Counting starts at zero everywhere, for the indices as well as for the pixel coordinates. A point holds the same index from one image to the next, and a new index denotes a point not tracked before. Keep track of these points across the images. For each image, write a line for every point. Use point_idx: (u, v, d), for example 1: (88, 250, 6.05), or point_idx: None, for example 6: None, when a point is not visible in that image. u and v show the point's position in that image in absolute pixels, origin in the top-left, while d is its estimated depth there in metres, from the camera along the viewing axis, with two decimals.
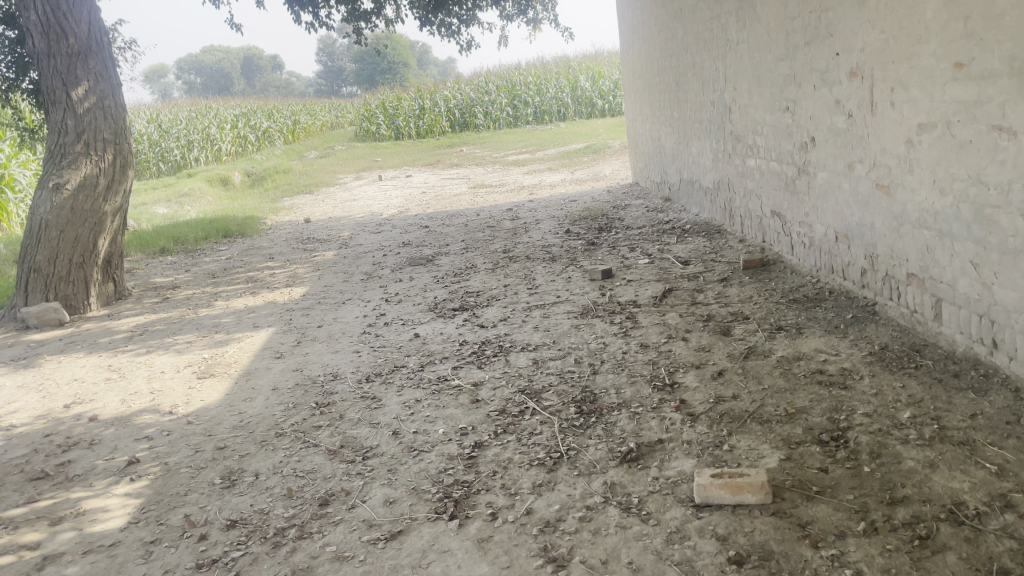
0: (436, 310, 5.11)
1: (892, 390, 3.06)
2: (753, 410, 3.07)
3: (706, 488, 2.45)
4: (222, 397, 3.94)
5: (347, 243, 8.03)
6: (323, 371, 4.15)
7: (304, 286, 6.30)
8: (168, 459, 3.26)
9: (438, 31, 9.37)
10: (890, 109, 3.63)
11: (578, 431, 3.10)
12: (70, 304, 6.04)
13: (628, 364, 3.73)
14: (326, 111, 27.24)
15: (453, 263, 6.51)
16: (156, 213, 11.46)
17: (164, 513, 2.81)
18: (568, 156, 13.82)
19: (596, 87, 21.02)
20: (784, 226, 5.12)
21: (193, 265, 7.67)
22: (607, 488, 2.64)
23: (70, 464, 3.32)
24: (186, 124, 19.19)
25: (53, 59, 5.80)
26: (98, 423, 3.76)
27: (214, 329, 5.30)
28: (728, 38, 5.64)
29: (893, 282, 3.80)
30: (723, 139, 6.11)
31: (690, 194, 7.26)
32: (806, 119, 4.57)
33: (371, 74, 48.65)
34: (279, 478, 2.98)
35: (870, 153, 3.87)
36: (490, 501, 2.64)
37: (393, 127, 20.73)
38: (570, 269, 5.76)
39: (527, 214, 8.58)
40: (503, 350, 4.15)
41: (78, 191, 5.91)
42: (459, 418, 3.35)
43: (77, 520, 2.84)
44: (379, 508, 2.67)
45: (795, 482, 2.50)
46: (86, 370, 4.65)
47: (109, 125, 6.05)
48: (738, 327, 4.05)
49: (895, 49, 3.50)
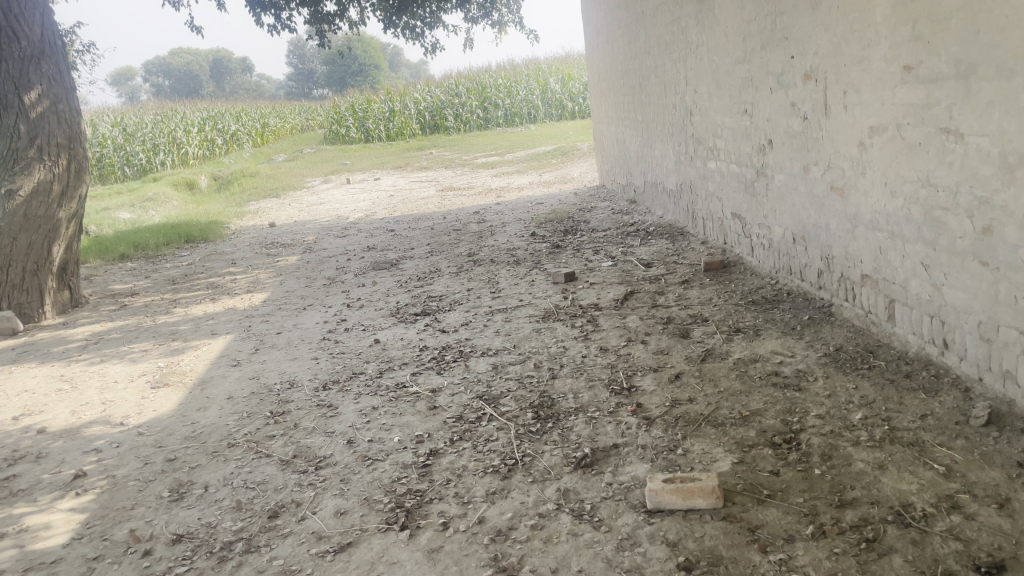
0: (398, 315, 5.06)
1: (845, 391, 3.08)
2: (707, 413, 3.07)
3: (658, 493, 2.43)
4: (175, 407, 3.87)
5: (311, 248, 7.94)
6: (280, 379, 4.09)
7: (265, 292, 6.22)
8: (116, 472, 3.19)
9: (402, 34, 9.33)
10: (844, 111, 3.65)
11: (534, 437, 3.07)
12: (24, 313, 5.91)
13: (587, 368, 3.71)
14: (294, 113, 26.99)
15: (417, 267, 6.46)
16: (118, 218, 11.28)
17: (109, 528, 2.74)
18: (537, 158, 13.80)
19: (567, 90, 21.07)
20: (744, 228, 5.15)
21: (153, 272, 7.53)
22: (560, 495, 2.62)
23: (15, 479, 3.23)
24: (151, 127, 18.88)
25: (4, 63, 5.68)
26: (46, 435, 3.67)
27: (171, 336, 5.21)
28: (689, 41, 5.66)
29: (848, 283, 3.83)
30: (685, 141, 6.13)
31: (655, 197, 7.28)
32: (764, 121, 4.59)
33: (341, 77, 48.42)
34: (229, 490, 2.93)
35: (825, 155, 3.89)
36: (442, 511, 2.61)
37: (363, 129, 20.63)
38: (533, 273, 5.74)
39: (493, 217, 8.55)
40: (463, 355, 4.12)
41: (31, 198, 5.79)
42: (415, 425, 3.32)
43: (18, 537, 2.76)
44: (330, 520, 2.63)
45: (746, 486, 2.49)
46: (37, 381, 4.54)
47: (63, 129, 5.92)
48: (697, 329, 4.06)
49: (847, 52, 3.53)
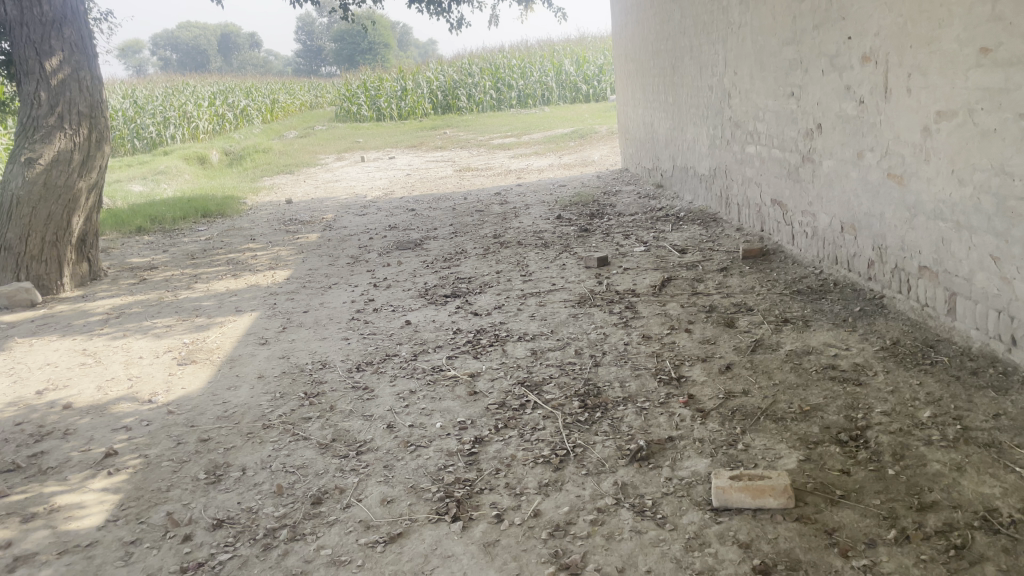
0: (427, 296, 4.93)
1: (909, 387, 2.95)
2: (765, 406, 2.95)
3: (725, 491, 2.32)
4: (205, 385, 3.77)
5: (331, 226, 7.80)
6: (311, 359, 3.98)
7: (288, 269, 6.10)
8: (148, 451, 3.08)
9: (427, 9, 9.14)
10: (907, 95, 3.50)
11: (583, 427, 2.95)
12: (43, 284, 5.79)
13: (631, 356, 3.59)
14: (304, 91, 26.73)
15: (442, 248, 6.33)
16: (132, 191, 11.19)
17: (145, 511, 2.64)
18: (553, 141, 13.60)
19: (581, 72, 20.78)
20: (785, 215, 5.00)
21: (170, 246, 7.43)
22: (619, 489, 2.50)
23: (43, 456, 3.12)
24: (163, 100, 18.74)
25: (25, 28, 5.54)
26: (74, 411, 3.57)
27: (194, 312, 5.10)
28: (730, 21, 5.49)
29: (903, 275, 3.70)
30: (721, 125, 5.97)
31: (684, 181, 7.13)
32: (813, 105, 4.44)
33: (351, 54, 47.99)
34: (268, 474, 2.82)
35: (883, 141, 3.74)
36: (495, 502, 2.50)
37: (375, 107, 20.46)
38: (564, 256, 5.61)
39: (515, 199, 8.39)
40: (499, 339, 3.99)
41: (51, 166, 5.65)
42: (457, 411, 3.20)
43: (50, 518, 2.65)
44: (377, 508, 2.52)
45: (817, 485, 2.38)
46: (60, 354, 4.44)
47: (84, 97, 5.78)
48: (743, 318, 3.93)
49: (914, 33, 3.37)
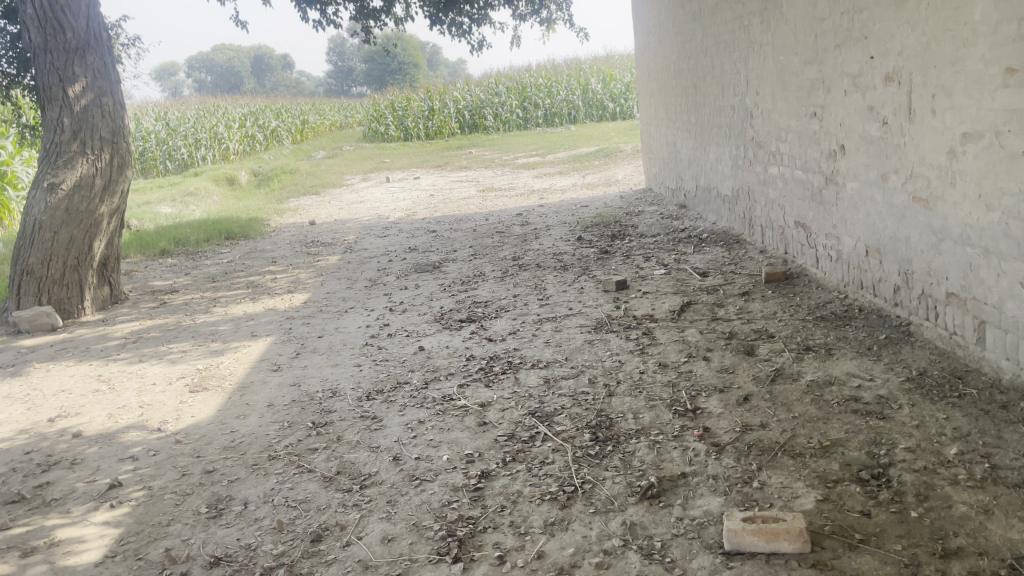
0: (442, 321, 4.87)
1: (935, 422, 2.82)
2: (783, 441, 2.83)
3: (738, 533, 2.22)
4: (214, 413, 3.73)
5: (352, 248, 7.79)
6: (322, 387, 3.93)
7: (306, 293, 6.08)
8: (152, 483, 3.04)
9: (449, 31, 9.16)
10: (931, 116, 3.39)
11: (592, 461, 2.86)
12: (64, 308, 5.83)
13: (646, 386, 3.48)
14: (334, 111, 26.98)
15: (461, 270, 6.28)
16: (160, 212, 11.30)
17: (144, 546, 2.59)
18: (578, 160, 13.52)
19: (608, 90, 20.68)
20: (809, 238, 4.88)
21: (193, 268, 7.47)
22: (626, 529, 2.41)
23: (48, 486, 3.09)
24: (194, 122, 19.00)
25: (49, 55, 5.60)
26: (82, 440, 3.55)
27: (210, 337, 5.08)
28: (751, 40, 5.41)
29: (930, 301, 3.56)
30: (743, 145, 5.87)
31: (707, 202, 7.01)
32: (836, 125, 4.32)
33: (380, 75, 48.39)
34: (270, 509, 2.76)
35: (907, 163, 3.62)
36: (498, 542, 2.41)
37: (402, 127, 20.58)
38: (582, 279, 5.52)
39: (537, 219, 8.33)
40: (512, 366, 3.91)
41: (74, 192, 5.70)
42: (465, 443, 3.12)
43: (49, 552, 2.61)
44: (377, 547, 2.45)
45: (835, 528, 2.26)
46: (75, 380, 4.44)
47: (106, 123, 5.83)
48: (763, 346, 3.81)
49: (937, 53, 3.26)
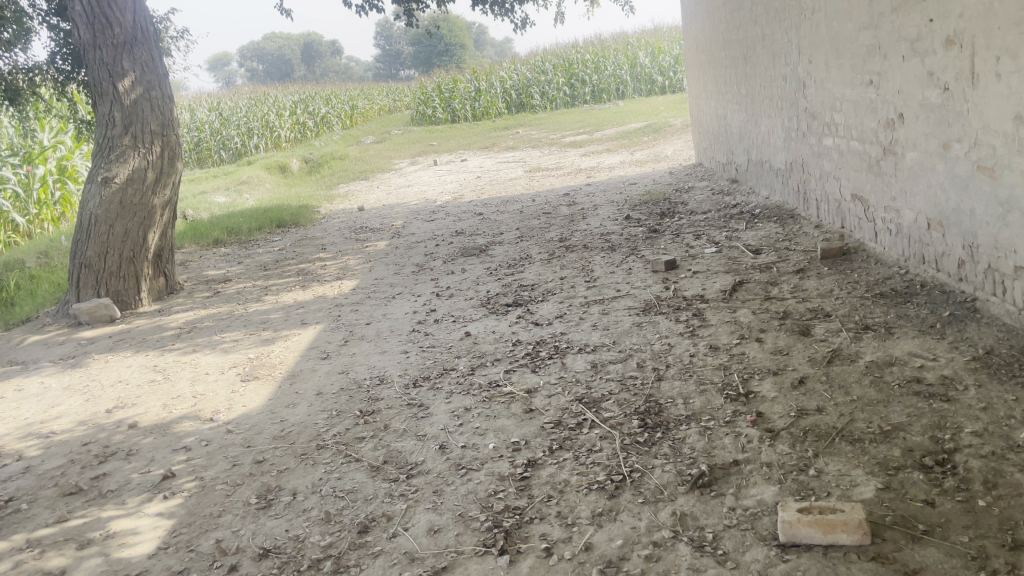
0: (489, 306, 4.83)
1: (1003, 403, 2.68)
2: (841, 426, 2.72)
3: (793, 525, 2.14)
4: (265, 402, 3.77)
5: (400, 233, 7.80)
6: (369, 374, 3.93)
7: (355, 279, 6.11)
8: (204, 474, 3.07)
9: (491, 10, 9.05)
10: (996, 81, 3.20)
11: (641, 449, 2.79)
12: (122, 300, 5.97)
13: (697, 370, 3.39)
14: (381, 95, 27.05)
15: (508, 253, 6.23)
16: (214, 202, 11.49)
17: (195, 537, 2.62)
18: (626, 136, 13.29)
19: (656, 64, 20.29)
20: (866, 211, 4.69)
21: (245, 257, 7.57)
22: (677, 520, 2.34)
23: (105, 478, 3.15)
24: (246, 111, 19.25)
25: (98, 51, 5.70)
26: (138, 431, 3.61)
27: (262, 325, 5.14)
28: (803, 7, 5.20)
29: (997, 276, 3.38)
30: (796, 116, 5.67)
31: (759, 175, 6.82)
32: (893, 93, 4.13)
33: (427, 57, 48.34)
34: (318, 499, 2.77)
35: (970, 131, 3.44)
36: (545, 533, 2.37)
37: (449, 109, 20.55)
38: (630, 260, 5.42)
39: (584, 199, 8.21)
40: (559, 351, 3.85)
41: (127, 185, 5.79)
42: (511, 431, 3.08)
43: (105, 544, 2.66)
44: (422, 538, 2.43)
45: (897, 518, 2.16)
46: (132, 371, 4.53)
47: (156, 116, 5.91)
48: (819, 326, 3.68)
49: (1002, 13, 3.07)
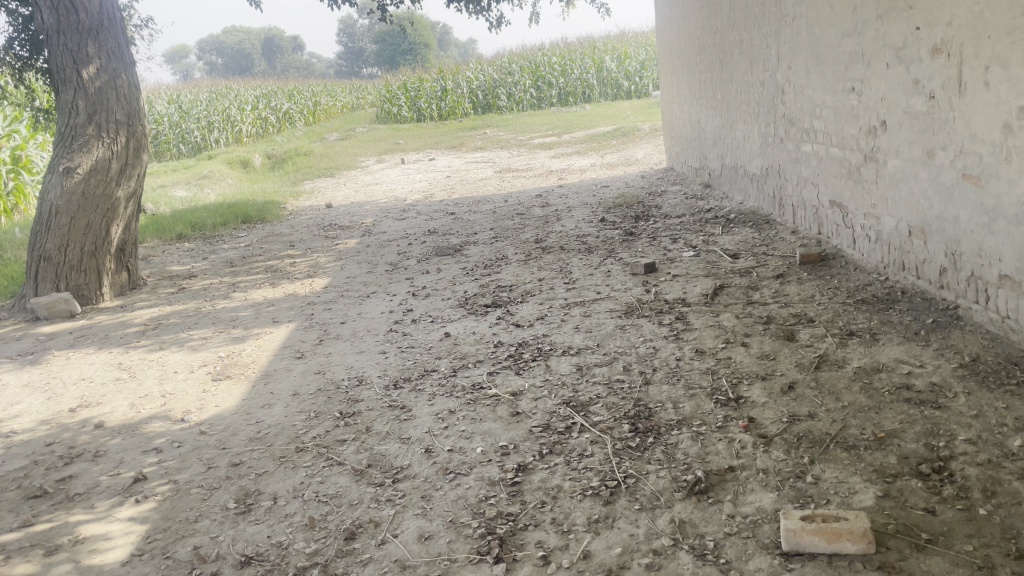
0: (467, 306, 4.75)
1: (993, 411, 2.69)
2: (834, 432, 2.71)
3: (797, 534, 2.10)
4: (239, 403, 3.64)
5: (370, 231, 7.68)
6: (347, 375, 3.83)
7: (326, 277, 5.98)
8: (178, 477, 2.95)
9: (466, 8, 8.97)
10: (984, 90, 3.22)
11: (634, 454, 2.74)
12: (81, 295, 5.77)
13: (684, 373, 3.36)
14: (346, 92, 26.76)
15: (483, 253, 6.15)
16: (175, 196, 11.19)
17: (171, 544, 2.50)
18: (595, 139, 13.30)
19: (622, 68, 20.37)
20: (845, 218, 4.72)
21: (210, 253, 7.38)
22: (675, 527, 2.29)
23: (72, 480, 3.01)
24: (207, 105, 18.85)
25: (62, 36, 5.49)
26: (104, 431, 3.46)
27: (231, 323, 4.99)
28: (783, 13, 5.22)
29: (981, 283, 3.41)
30: (774, 122, 5.69)
31: (734, 180, 6.84)
32: (876, 101, 4.15)
33: (391, 56, 48.01)
34: (300, 504, 2.66)
35: (956, 140, 3.46)
36: (540, 541, 2.30)
37: (415, 109, 20.39)
38: (608, 262, 5.38)
39: (557, 201, 8.17)
40: (542, 354, 3.79)
41: (90, 176, 5.58)
42: (499, 434, 3.01)
43: (74, 550, 2.53)
44: (413, 546, 2.35)
45: (899, 527, 2.14)
46: (95, 368, 4.35)
47: (121, 106, 5.71)
48: (804, 331, 3.67)
49: (992, 21, 3.09)
